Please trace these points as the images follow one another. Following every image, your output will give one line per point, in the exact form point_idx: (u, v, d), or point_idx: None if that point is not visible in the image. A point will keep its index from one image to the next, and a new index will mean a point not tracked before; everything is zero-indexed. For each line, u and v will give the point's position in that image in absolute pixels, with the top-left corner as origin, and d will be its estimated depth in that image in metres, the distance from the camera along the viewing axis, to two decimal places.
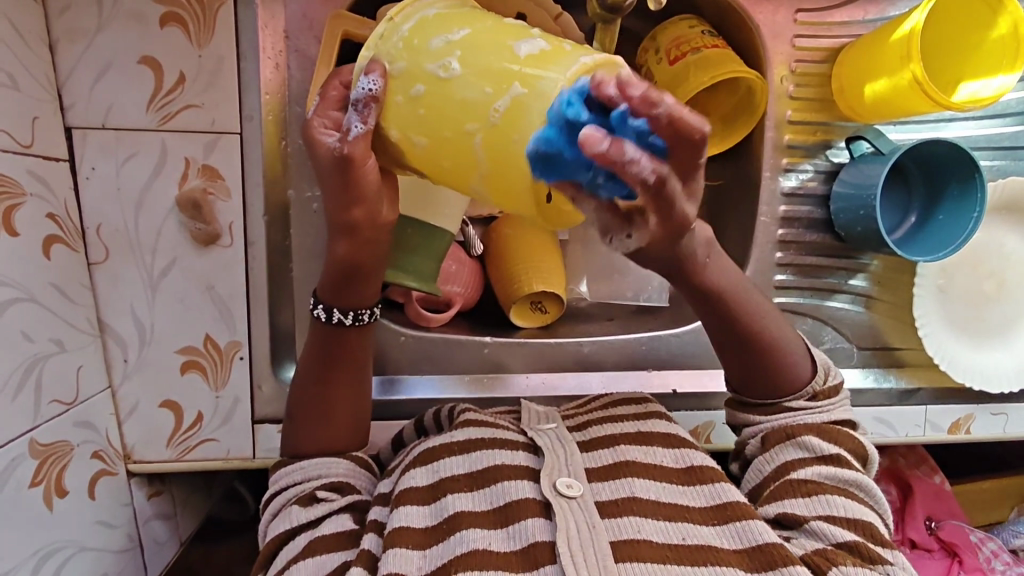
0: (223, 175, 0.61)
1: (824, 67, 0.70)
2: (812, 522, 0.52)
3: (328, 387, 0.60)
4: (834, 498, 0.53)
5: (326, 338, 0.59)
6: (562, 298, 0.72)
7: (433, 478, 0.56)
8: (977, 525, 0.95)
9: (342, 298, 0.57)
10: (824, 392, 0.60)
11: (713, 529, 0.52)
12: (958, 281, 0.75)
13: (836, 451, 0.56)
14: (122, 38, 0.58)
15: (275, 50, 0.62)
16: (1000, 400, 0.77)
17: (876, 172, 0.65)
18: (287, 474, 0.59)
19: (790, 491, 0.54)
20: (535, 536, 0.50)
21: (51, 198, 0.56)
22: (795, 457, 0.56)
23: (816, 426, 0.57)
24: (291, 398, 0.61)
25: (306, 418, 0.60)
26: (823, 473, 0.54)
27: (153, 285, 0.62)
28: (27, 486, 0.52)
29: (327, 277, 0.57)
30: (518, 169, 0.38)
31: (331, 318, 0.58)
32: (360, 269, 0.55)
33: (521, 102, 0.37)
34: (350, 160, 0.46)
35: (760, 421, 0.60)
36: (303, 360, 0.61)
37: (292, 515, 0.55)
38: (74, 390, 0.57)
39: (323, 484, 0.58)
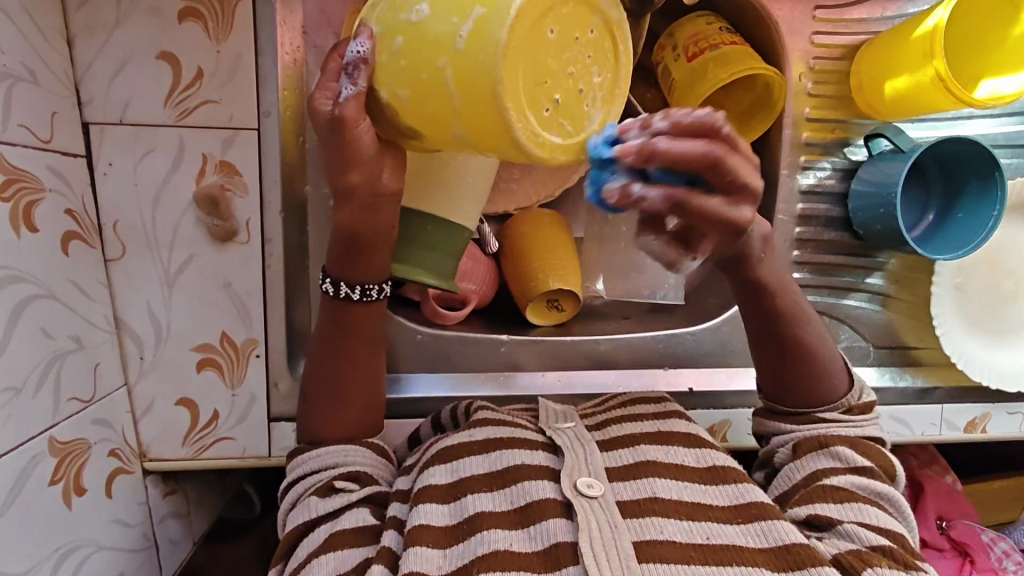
0: (241, 171, 0.61)
1: (842, 64, 0.69)
2: (844, 525, 0.51)
3: (344, 374, 0.60)
4: (866, 507, 0.53)
5: (338, 319, 0.59)
6: (578, 296, 0.71)
7: (454, 477, 0.56)
8: (989, 524, 0.95)
9: (350, 273, 0.57)
10: (859, 407, 0.61)
11: (738, 527, 0.51)
12: (975, 280, 0.75)
13: (868, 464, 0.56)
14: (140, 33, 0.57)
15: (293, 45, 0.62)
16: (1016, 399, 0.77)
17: (896, 169, 0.65)
18: (312, 457, 0.58)
19: (822, 496, 0.54)
20: (556, 536, 0.50)
21: (69, 194, 0.55)
22: (826, 466, 0.56)
23: (850, 438, 0.58)
24: (306, 381, 0.60)
25: (320, 410, 0.60)
26: (855, 482, 0.54)
27: (169, 281, 0.61)
28: (46, 484, 0.51)
29: (335, 250, 0.57)
30: (487, 89, 0.36)
31: (338, 293, 0.58)
32: (365, 242, 0.55)
33: (485, 21, 0.36)
34: (343, 123, 0.45)
35: (789, 429, 0.60)
36: (317, 349, 0.60)
37: (311, 505, 0.55)
38: (92, 388, 0.57)
39: (342, 475, 0.57)
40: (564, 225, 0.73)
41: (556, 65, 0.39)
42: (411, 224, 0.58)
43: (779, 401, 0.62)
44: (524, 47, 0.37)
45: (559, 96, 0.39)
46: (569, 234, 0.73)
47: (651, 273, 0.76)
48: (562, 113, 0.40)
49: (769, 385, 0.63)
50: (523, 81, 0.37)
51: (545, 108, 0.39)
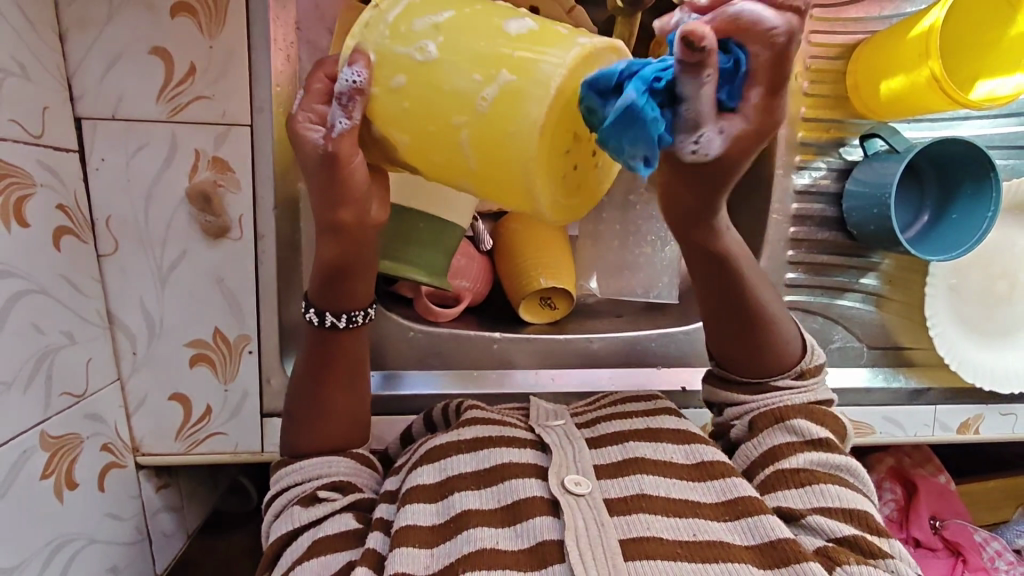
0: (233, 168, 0.61)
1: (839, 64, 0.69)
2: (812, 515, 0.52)
3: (333, 380, 0.60)
4: (831, 488, 0.53)
5: (324, 341, 0.58)
6: (571, 293, 0.71)
7: (443, 476, 0.56)
8: (981, 524, 0.95)
9: (334, 303, 0.56)
10: (811, 370, 0.60)
11: (724, 525, 0.52)
12: (969, 281, 0.75)
13: (825, 436, 0.56)
14: (132, 28, 0.57)
15: (287, 41, 0.62)
16: (1009, 400, 0.77)
17: (891, 170, 0.65)
18: (294, 470, 0.58)
19: (786, 480, 0.54)
20: (543, 534, 0.50)
21: (61, 190, 0.55)
22: (783, 441, 0.56)
23: (804, 407, 0.58)
24: (293, 390, 0.60)
25: (308, 415, 0.60)
26: (814, 460, 0.55)
27: (162, 277, 0.62)
28: (38, 478, 0.51)
29: (316, 279, 0.55)
30: (508, 157, 0.39)
31: (323, 322, 0.57)
32: (347, 271, 0.54)
33: (512, 90, 0.38)
34: (333, 159, 0.45)
35: (747, 400, 0.60)
36: (303, 359, 0.60)
37: (294, 515, 0.55)
38: (84, 383, 0.57)
39: (325, 484, 0.57)
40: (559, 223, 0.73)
41: (582, 133, 0.40)
42: (403, 227, 0.58)
43: (730, 366, 0.62)
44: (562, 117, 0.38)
45: (579, 163, 0.41)
46: (563, 232, 0.73)
47: (645, 271, 0.77)
48: (580, 175, 0.42)
49: (721, 350, 0.62)
50: (550, 153, 0.39)
51: (566, 172, 0.41)
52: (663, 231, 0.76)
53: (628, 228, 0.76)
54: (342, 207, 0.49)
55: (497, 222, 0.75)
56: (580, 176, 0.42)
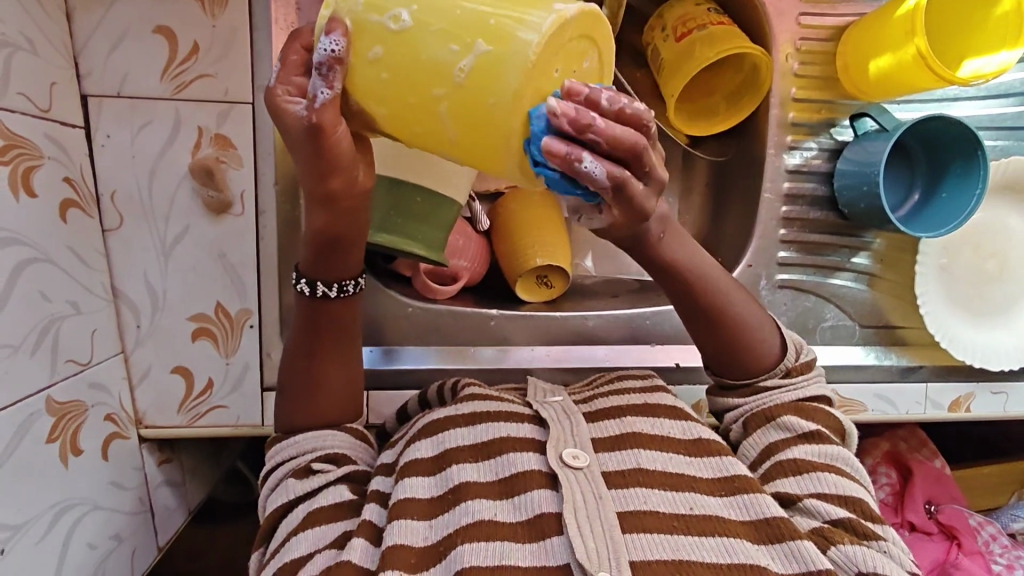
0: (235, 144, 0.62)
1: (830, 45, 0.70)
2: (807, 501, 0.52)
3: (324, 358, 0.60)
4: (825, 475, 0.53)
5: (315, 313, 0.59)
6: (566, 272, 0.73)
7: (439, 449, 0.56)
8: (977, 508, 0.96)
9: (323, 272, 0.57)
10: (798, 368, 0.61)
11: (720, 500, 0.51)
12: (960, 260, 0.76)
13: (815, 428, 0.56)
14: (137, 8, 0.59)
15: (287, 22, 0.63)
16: (1000, 379, 0.78)
17: (879, 149, 0.66)
18: (288, 445, 0.59)
19: (781, 470, 0.55)
20: (541, 507, 0.50)
21: (67, 163, 0.57)
22: (776, 438, 0.57)
23: (793, 405, 0.58)
24: (285, 369, 0.61)
25: (301, 391, 0.61)
26: (809, 451, 0.55)
27: (166, 252, 0.63)
28: (44, 442, 0.53)
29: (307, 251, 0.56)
30: (489, 127, 0.39)
31: (316, 292, 0.58)
32: (340, 245, 0.54)
33: (489, 60, 0.38)
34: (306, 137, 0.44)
35: (739, 404, 0.61)
36: (292, 335, 0.60)
37: (289, 486, 0.56)
38: (89, 352, 0.58)
39: (319, 457, 0.58)
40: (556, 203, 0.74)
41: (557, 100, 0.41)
42: (402, 199, 0.59)
43: (719, 359, 0.62)
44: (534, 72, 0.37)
45: None
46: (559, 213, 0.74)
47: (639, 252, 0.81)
48: None
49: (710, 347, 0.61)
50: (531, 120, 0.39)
51: None
52: None
53: None
54: (330, 175, 0.48)
55: (494, 203, 0.76)
56: None
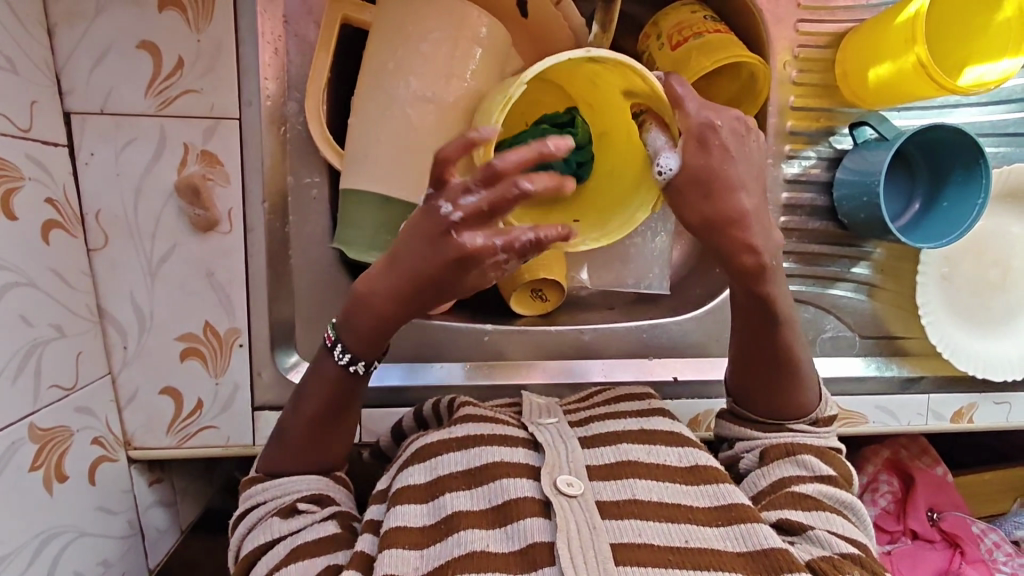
0: (222, 161, 0.61)
1: (827, 52, 0.69)
2: (815, 531, 0.50)
3: (338, 423, 0.57)
4: (833, 516, 0.52)
5: (344, 383, 0.55)
6: (562, 285, 0.71)
7: (432, 476, 0.54)
8: (979, 515, 0.95)
9: (359, 347, 0.53)
10: (823, 420, 0.59)
11: (716, 530, 0.50)
12: (962, 269, 0.74)
13: (832, 473, 0.55)
14: (120, 24, 0.58)
15: (275, 35, 0.62)
16: (1003, 389, 0.77)
17: (880, 158, 0.65)
18: (266, 488, 0.55)
19: (791, 501, 0.53)
20: (533, 536, 0.49)
21: (49, 183, 0.56)
22: (794, 474, 0.55)
23: (815, 447, 0.57)
24: (286, 425, 0.56)
25: (306, 447, 0.56)
26: (823, 491, 0.53)
27: (152, 271, 0.62)
28: (27, 470, 0.52)
29: (358, 331, 0.53)
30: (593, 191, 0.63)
31: (350, 367, 0.55)
32: (378, 324, 0.52)
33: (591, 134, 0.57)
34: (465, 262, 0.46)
35: (757, 435, 0.58)
36: (309, 397, 0.56)
37: (273, 526, 0.53)
38: (74, 376, 0.57)
39: (305, 496, 0.55)
40: None
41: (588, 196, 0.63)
42: (391, 215, 0.59)
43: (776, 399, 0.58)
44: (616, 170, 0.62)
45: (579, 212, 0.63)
46: None
47: (636, 263, 0.75)
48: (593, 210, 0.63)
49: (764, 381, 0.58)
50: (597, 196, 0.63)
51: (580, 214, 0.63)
52: (655, 222, 0.75)
53: None
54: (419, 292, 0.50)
55: None
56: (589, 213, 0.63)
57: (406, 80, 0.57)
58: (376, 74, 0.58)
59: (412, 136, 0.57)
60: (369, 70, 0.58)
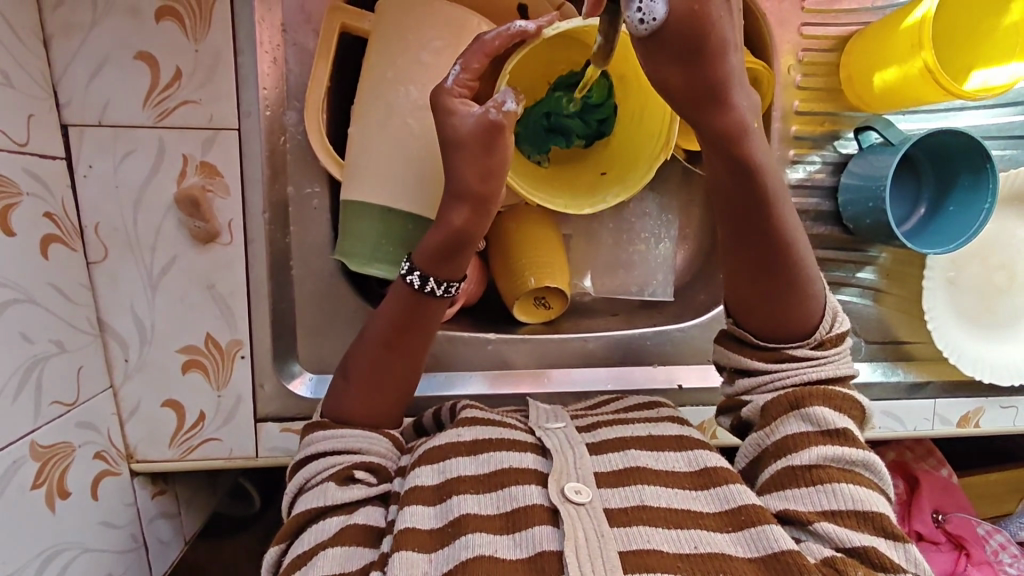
0: (222, 172, 0.60)
1: (832, 56, 0.68)
2: (821, 524, 0.48)
3: (401, 360, 0.59)
4: (842, 487, 0.50)
5: (415, 306, 0.58)
6: (565, 294, 0.70)
7: (442, 478, 0.54)
8: (985, 517, 0.94)
9: (440, 271, 0.56)
10: (831, 339, 0.56)
11: (728, 536, 0.49)
12: (968, 273, 0.74)
13: (841, 425, 0.52)
14: (117, 35, 0.57)
15: (273, 43, 0.61)
16: (1010, 393, 0.76)
17: (886, 163, 0.64)
18: (334, 438, 0.57)
19: (792, 479, 0.51)
20: (543, 544, 0.48)
21: (48, 198, 0.55)
22: (795, 430, 0.52)
23: (824, 393, 0.53)
24: (354, 358, 0.59)
25: (370, 383, 0.59)
26: (829, 455, 0.51)
27: (153, 283, 0.61)
28: (28, 488, 0.51)
29: (429, 247, 0.56)
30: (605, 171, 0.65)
31: (425, 288, 0.57)
32: (465, 246, 0.55)
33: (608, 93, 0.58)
34: (501, 128, 0.52)
35: (762, 368, 0.56)
36: (377, 324, 0.59)
37: (327, 491, 0.54)
38: (75, 391, 0.57)
39: (360, 464, 0.56)
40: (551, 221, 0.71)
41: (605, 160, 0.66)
42: (393, 225, 0.58)
43: (774, 310, 0.55)
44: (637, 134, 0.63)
45: (603, 170, 0.65)
46: (555, 230, 0.71)
47: (640, 269, 0.75)
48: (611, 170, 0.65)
49: (763, 293, 0.55)
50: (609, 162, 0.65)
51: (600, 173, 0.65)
52: (657, 229, 0.75)
53: (621, 225, 0.74)
54: (487, 177, 0.53)
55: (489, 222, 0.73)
56: (612, 172, 0.65)
57: (405, 89, 0.56)
58: (376, 82, 0.57)
59: (413, 145, 0.56)
60: (369, 78, 0.58)
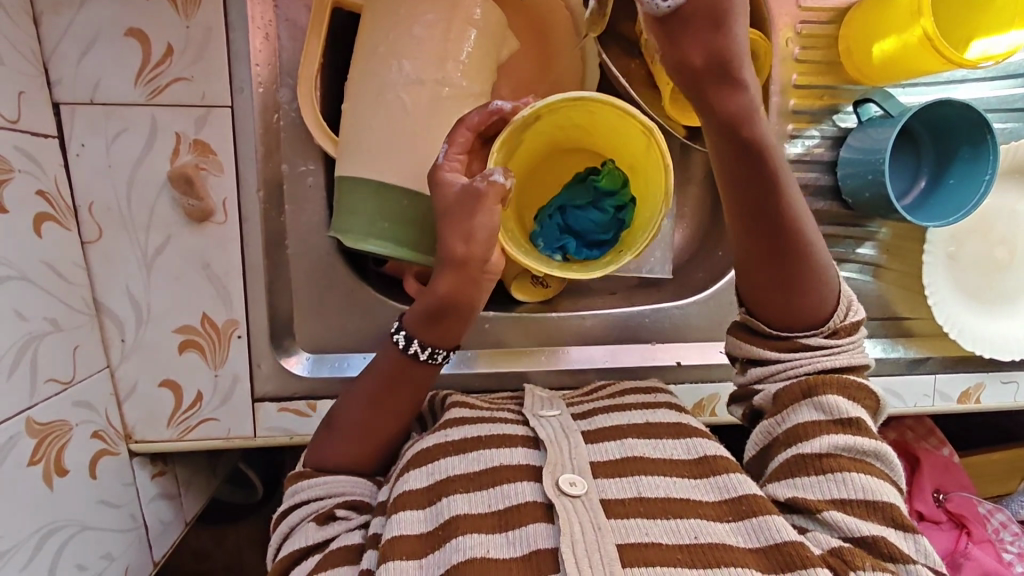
0: (215, 150, 0.60)
1: (830, 28, 0.67)
2: (828, 513, 0.48)
3: (389, 417, 0.58)
4: (851, 475, 0.49)
5: (400, 368, 0.58)
6: (563, 272, 0.69)
7: (433, 479, 0.53)
8: (986, 495, 0.94)
9: (429, 335, 0.57)
10: (845, 329, 0.55)
11: (727, 526, 0.49)
12: (969, 248, 0.73)
13: (853, 415, 0.51)
14: (108, 11, 0.57)
15: (265, 20, 0.60)
16: (1011, 369, 0.76)
17: (885, 135, 0.64)
18: (312, 485, 0.56)
19: (803, 467, 0.50)
20: (537, 542, 0.48)
21: (40, 176, 0.55)
22: (809, 418, 0.52)
23: (840, 382, 0.53)
24: (342, 408, 0.59)
25: (357, 434, 0.58)
26: (841, 443, 0.50)
27: (148, 263, 0.61)
28: (25, 465, 0.51)
29: (419, 312, 0.56)
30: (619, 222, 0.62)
31: (409, 350, 0.57)
32: (454, 309, 0.56)
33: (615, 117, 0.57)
34: (482, 197, 0.53)
35: (777, 359, 0.55)
36: (368, 378, 0.58)
37: (307, 531, 0.54)
38: (71, 370, 0.57)
39: (342, 503, 0.56)
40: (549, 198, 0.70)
41: (620, 204, 0.63)
42: (389, 204, 0.57)
43: (787, 299, 0.54)
44: (643, 183, 0.62)
45: (617, 218, 0.63)
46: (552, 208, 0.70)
47: (638, 246, 0.74)
48: (624, 211, 0.62)
49: (776, 280, 0.53)
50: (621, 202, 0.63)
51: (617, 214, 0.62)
52: None
53: None
54: (468, 243, 0.54)
55: None
56: (622, 219, 0.62)
57: (398, 63, 0.55)
58: (369, 58, 0.57)
59: (408, 121, 0.56)
60: (362, 53, 0.57)
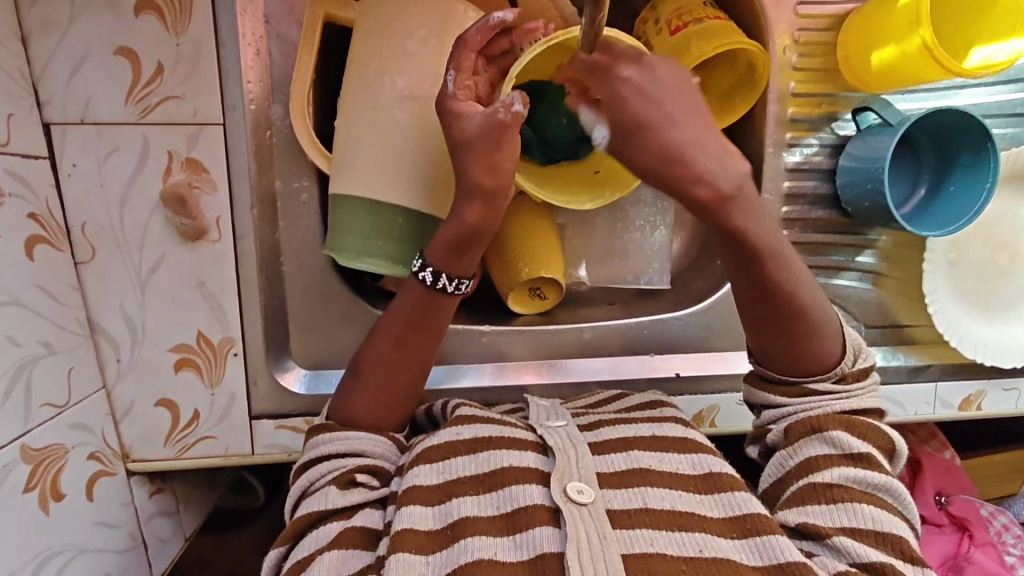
0: (208, 168, 0.59)
1: (828, 35, 0.66)
2: (838, 539, 0.48)
3: (410, 362, 0.59)
4: (861, 506, 0.50)
5: (425, 299, 0.58)
6: (561, 284, 0.69)
7: (444, 478, 0.53)
8: (987, 498, 0.94)
9: (453, 266, 0.56)
10: (854, 373, 0.56)
11: (732, 542, 0.49)
12: (970, 255, 0.73)
13: (865, 450, 0.52)
14: (96, 29, 0.56)
15: (256, 35, 0.60)
16: (1013, 375, 0.75)
17: (884, 144, 0.63)
18: (337, 440, 0.56)
19: (814, 496, 0.51)
20: (545, 546, 0.47)
21: (31, 198, 0.54)
22: (819, 453, 0.52)
23: (844, 418, 0.53)
24: (364, 357, 0.59)
25: (379, 381, 0.58)
26: (851, 477, 0.51)
27: (142, 283, 0.61)
28: (20, 491, 0.51)
29: (443, 241, 0.55)
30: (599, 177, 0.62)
31: (436, 284, 0.57)
32: (477, 239, 0.55)
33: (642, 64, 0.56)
34: (505, 128, 0.51)
35: (785, 403, 0.55)
36: (390, 321, 0.59)
37: (329, 496, 0.53)
38: (66, 393, 0.57)
39: (363, 467, 0.55)
40: (545, 209, 0.69)
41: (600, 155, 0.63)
42: (381, 219, 0.57)
43: (792, 347, 0.54)
44: None
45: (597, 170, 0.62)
46: (548, 219, 0.69)
47: (635, 258, 0.74)
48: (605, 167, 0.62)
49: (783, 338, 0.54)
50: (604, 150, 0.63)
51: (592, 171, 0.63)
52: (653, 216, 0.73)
53: (616, 213, 0.73)
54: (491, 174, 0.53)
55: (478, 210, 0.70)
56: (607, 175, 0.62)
57: (391, 80, 0.55)
58: (362, 74, 0.56)
59: (400, 138, 0.55)
60: (354, 70, 0.57)
